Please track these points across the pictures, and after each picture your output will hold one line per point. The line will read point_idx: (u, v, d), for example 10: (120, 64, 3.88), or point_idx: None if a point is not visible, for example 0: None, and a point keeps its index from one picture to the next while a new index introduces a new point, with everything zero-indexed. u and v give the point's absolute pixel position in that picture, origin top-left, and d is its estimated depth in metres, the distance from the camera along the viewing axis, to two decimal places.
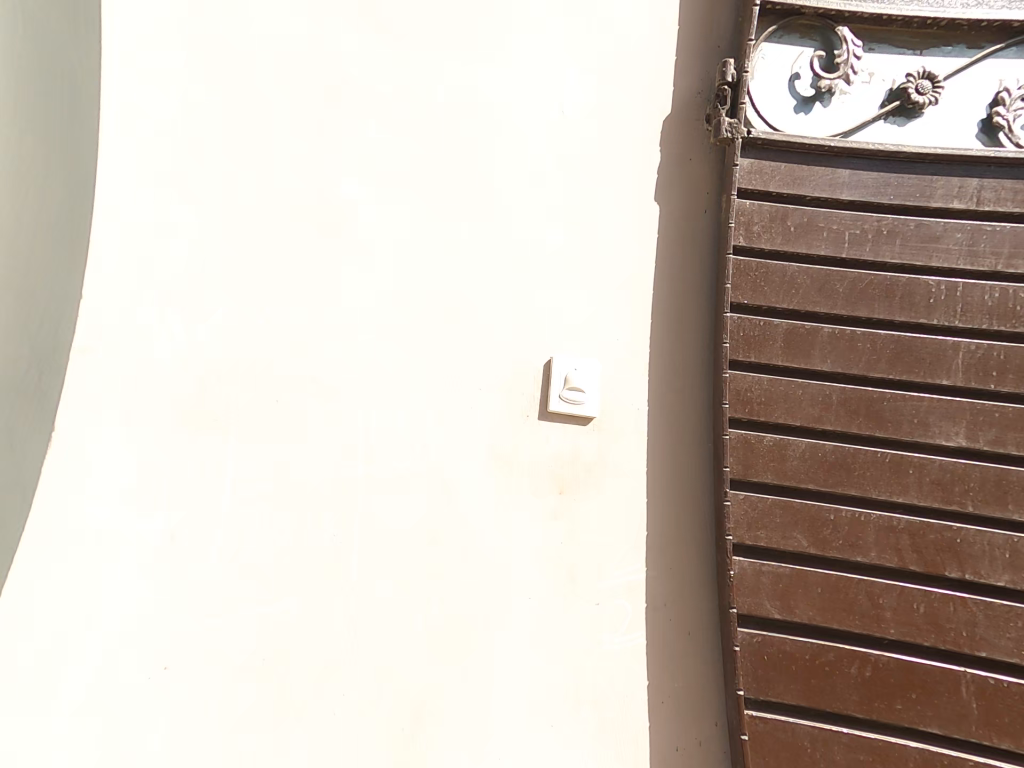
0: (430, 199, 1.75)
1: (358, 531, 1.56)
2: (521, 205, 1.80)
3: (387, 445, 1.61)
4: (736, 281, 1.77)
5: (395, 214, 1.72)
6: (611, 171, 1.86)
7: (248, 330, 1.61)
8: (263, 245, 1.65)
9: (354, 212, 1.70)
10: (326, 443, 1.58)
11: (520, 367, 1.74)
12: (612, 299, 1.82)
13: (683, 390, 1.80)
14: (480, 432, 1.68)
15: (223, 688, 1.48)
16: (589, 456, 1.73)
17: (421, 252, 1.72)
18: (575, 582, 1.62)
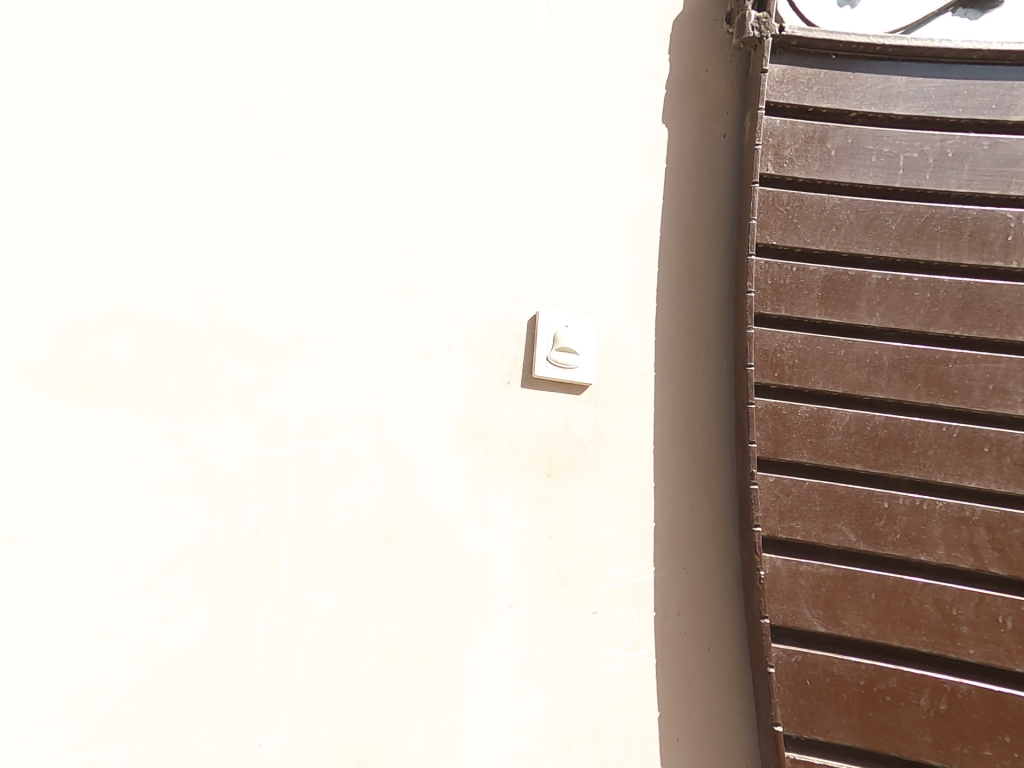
0: (386, 114, 1.40)
1: (290, 532, 1.22)
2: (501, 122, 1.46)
3: (329, 419, 1.28)
4: (762, 217, 1.46)
5: (341, 131, 1.37)
6: (611, 82, 1.51)
7: (132, 267, 1.22)
8: (159, 160, 1.27)
9: (288, 126, 1.34)
10: (245, 419, 1.23)
11: (499, 324, 1.42)
12: (611, 241, 1.50)
13: (696, 352, 1.51)
14: (450, 404, 1.38)
15: (86, 746, 1.08)
16: (585, 432, 1.44)
17: (376, 181, 1.38)
18: (567, 585, 1.32)
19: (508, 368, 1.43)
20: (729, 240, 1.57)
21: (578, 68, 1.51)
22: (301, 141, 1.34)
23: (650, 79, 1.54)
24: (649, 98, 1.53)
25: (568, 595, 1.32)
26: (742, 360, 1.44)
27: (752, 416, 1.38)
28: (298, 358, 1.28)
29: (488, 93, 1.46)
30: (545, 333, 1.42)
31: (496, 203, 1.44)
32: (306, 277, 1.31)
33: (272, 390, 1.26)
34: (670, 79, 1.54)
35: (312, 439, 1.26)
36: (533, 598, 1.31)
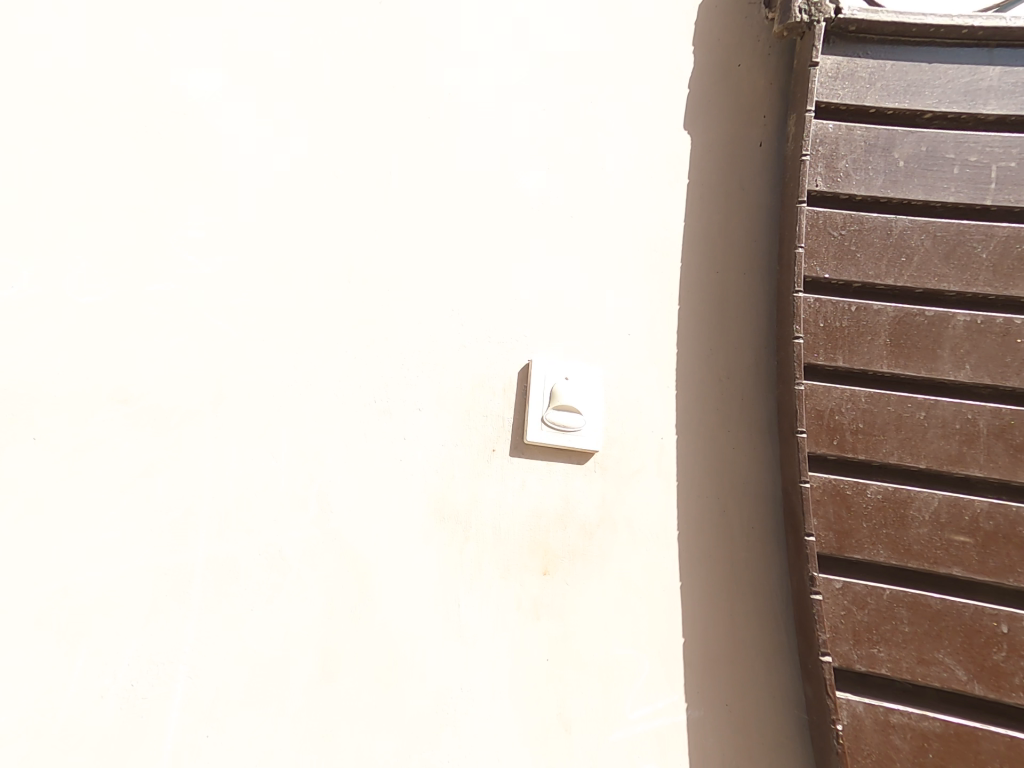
0: (355, 133, 1.20)
1: (184, 674, 0.94)
2: (487, 141, 1.25)
3: (253, 511, 1.02)
4: (810, 245, 1.22)
5: (291, 151, 1.17)
6: (617, 93, 1.31)
7: (22, 322, 1.02)
8: (74, 192, 1.08)
9: (228, 148, 1.15)
10: (140, 512, 0.98)
11: (480, 377, 1.20)
12: (616, 277, 1.29)
13: (727, 415, 1.27)
14: (417, 484, 1.11)
15: None
16: (592, 516, 1.18)
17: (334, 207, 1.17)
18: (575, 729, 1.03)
19: (493, 431, 1.19)
20: (767, 286, 1.33)
21: (571, 77, 1.30)
22: (242, 165, 1.15)
23: (659, 88, 1.32)
24: (659, 110, 1.32)
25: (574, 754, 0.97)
26: (786, 432, 1.17)
27: (808, 501, 1.09)
28: (214, 431, 1.04)
29: (464, 105, 1.25)
30: (536, 387, 1.21)
31: (478, 231, 1.23)
32: (235, 328, 1.09)
33: (180, 472, 1.01)
34: (688, 86, 1.32)
35: (225, 540, 1.00)
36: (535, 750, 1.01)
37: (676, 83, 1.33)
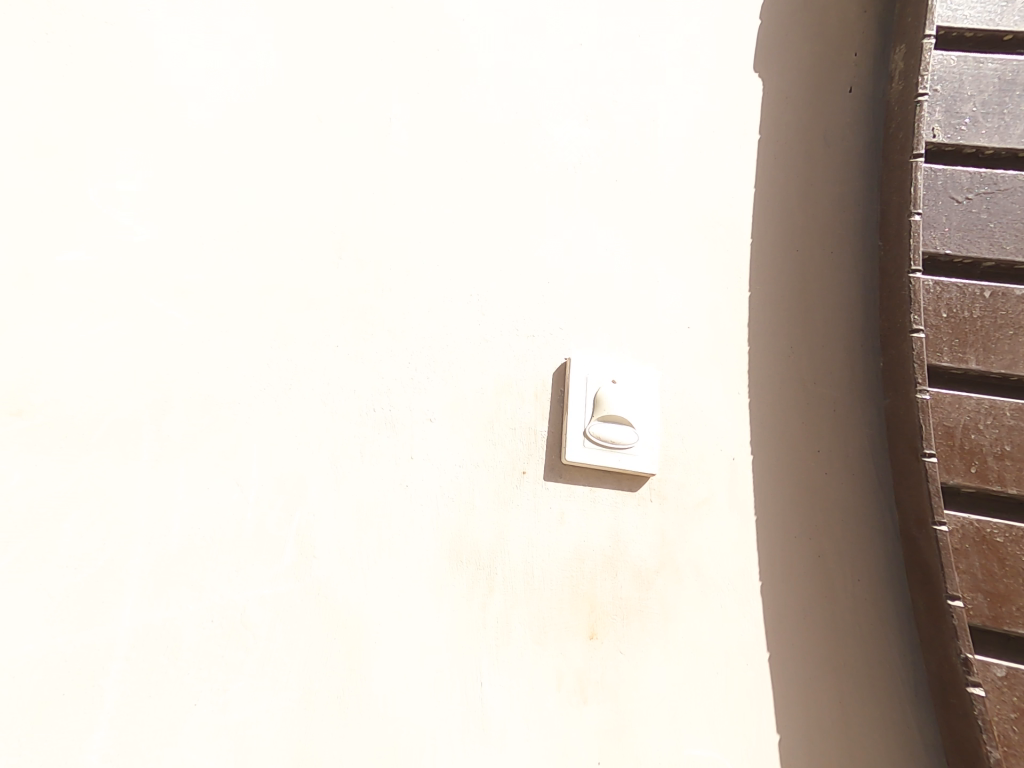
0: (357, 82, 0.99)
1: None
2: (517, 99, 1.05)
3: (205, 562, 0.77)
4: (929, 215, 0.98)
5: (271, 96, 0.95)
6: (668, 52, 1.13)
7: None
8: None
9: (192, 92, 0.92)
10: (42, 567, 0.74)
11: (505, 378, 0.98)
12: (669, 258, 1.08)
13: (818, 432, 1.02)
14: (427, 521, 0.87)
15: None
16: (651, 565, 0.92)
17: (328, 165, 0.95)
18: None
19: (523, 447, 0.96)
20: (870, 279, 1.10)
21: (615, 24, 1.12)
22: (208, 111, 0.92)
23: (713, 43, 1.15)
24: (714, 68, 1.14)
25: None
26: (906, 461, 0.92)
27: (948, 553, 0.85)
28: (151, 454, 0.79)
29: (486, 53, 1.05)
30: (576, 393, 0.99)
31: (505, 199, 1.02)
32: (188, 316, 0.85)
33: (103, 509, 0.76)
34: (755, 41, 1.15)
35: (162, 601, 0.75)
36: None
37: (733, 40, 1.15)
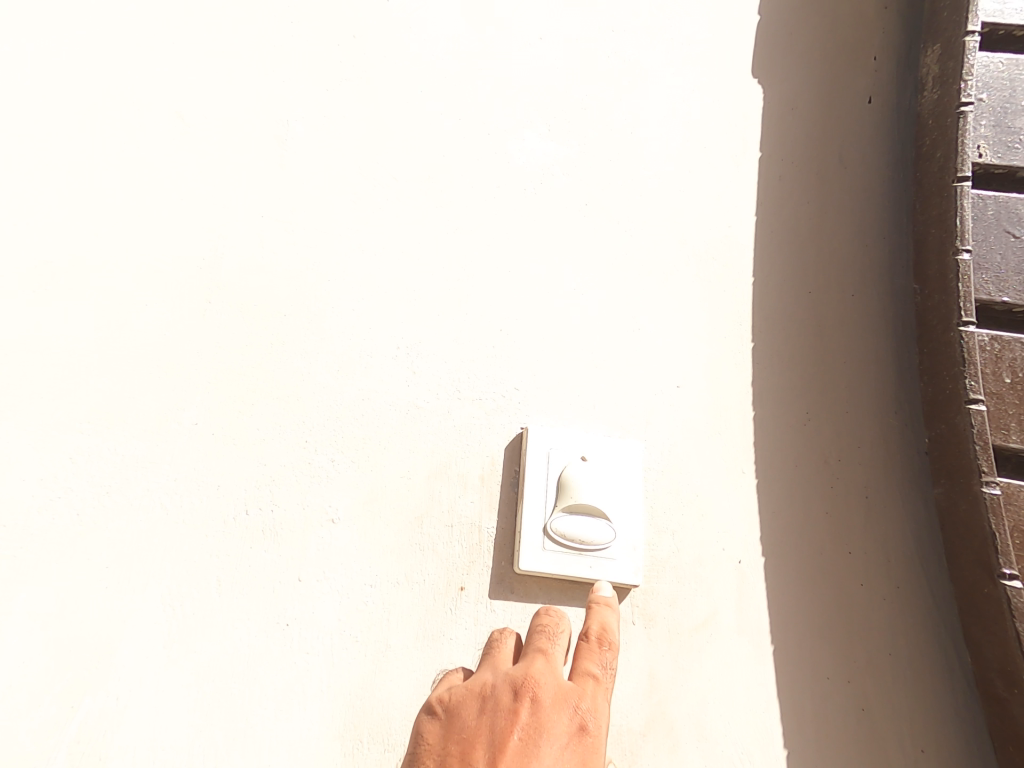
0: (256, 81, 0.78)
1: None
2: (463, 103, 0.84)
3: None
4: (979, 253, 0.78)
5: (146, 106, 0.76)
6: (648, 55, 0.94)
7: None
8: None
9: (45, 108, 0.74)
10: None
11: (442, 457, 0.73)
12: (654, 302, 0.87)
13: (848, 528, 0.79)
14: (314, 679, 0.61)
15: None
16: (637, 728, 0.69)
17: (213, 186, 0.74)
18: (614, 621, 0.63)
19: (463, 552, 0.70)
20: (906, 330, 0.89)
21: (584, 20, 0.92)
22: (63, 132, 0.74)
23: (703, 46, 0.96)
24: (704, 74, 0.95)
25: (602, 677, 0.61)
26: (975, 581, 0.69)
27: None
28: None
29: (424, 45, 0.85)
30: (535, 475, 0.74)
31: (446, 224, 0.80)
32: (4, 403, 0.64)
33: None
34: (752, 47, 0.97)
35: None
36: (547, 628, 0.62)
37: (727, 42, 0.97)
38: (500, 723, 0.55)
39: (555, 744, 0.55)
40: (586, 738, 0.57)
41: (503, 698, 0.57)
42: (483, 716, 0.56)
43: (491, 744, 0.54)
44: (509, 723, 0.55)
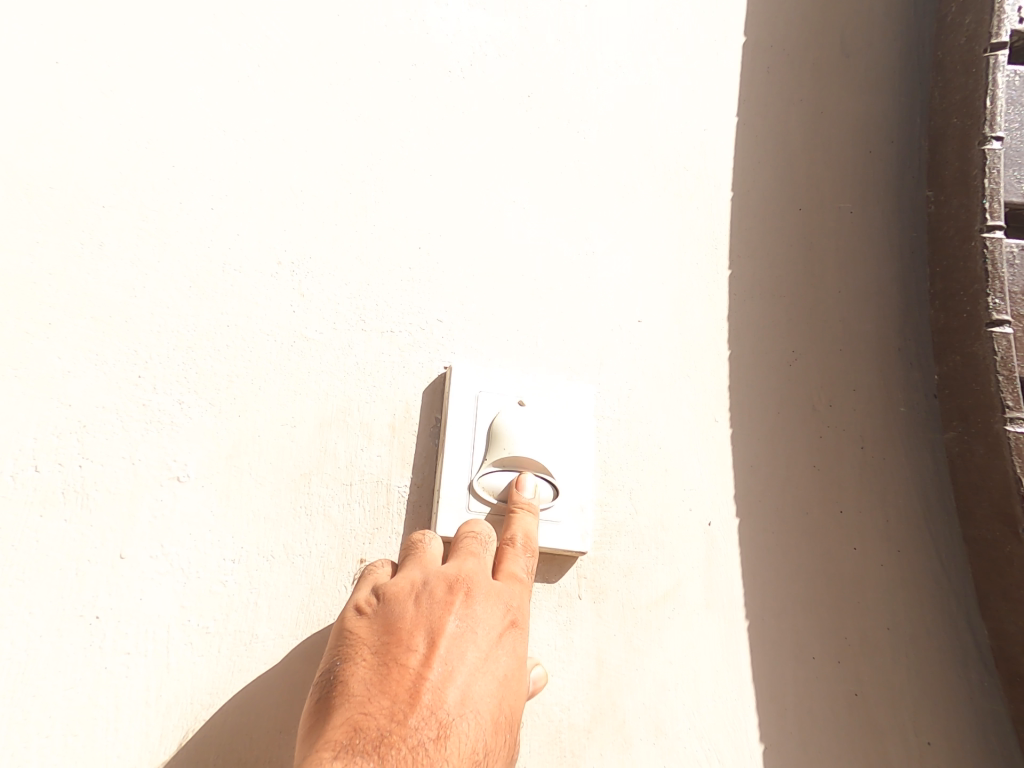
0: None
1: None
2: None
3: None
4: (1013, 143, 0.62)
5: None
6: None
7: None
8: None
9: None
10: None
11: (338, 402, 0.58)
12: (613, 217, 0.71)
13: (839, 482, 0.66)
14: (136, 687, 0.47)
15: None
16: (579, 724, 0.57)
17: (35, 57, 0.58)
18: (532, 526, 0.55)
19: (363, 518, 0.56)
20: (916, 252, 0.74)
21: None
22: None
23: None
24: None
25: (528, 581, 0.53)
26: (996, 541, 0.56)
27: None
28: None
29: None
30: (459, 421, 0.59)
31: (347, 114, 0.64)
32: None
33: None
34: None
35: None
36: (479, 535, 0.54)
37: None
38: (436, 613, 0.47)
39: (491, 632, 0.48)
40: (521, 630, 0.50)
41: (437, 590, 0.49)
42: (418, 608, 0.48)
43: (427, 632, 0.46)
44: (446, 611, 0.48)
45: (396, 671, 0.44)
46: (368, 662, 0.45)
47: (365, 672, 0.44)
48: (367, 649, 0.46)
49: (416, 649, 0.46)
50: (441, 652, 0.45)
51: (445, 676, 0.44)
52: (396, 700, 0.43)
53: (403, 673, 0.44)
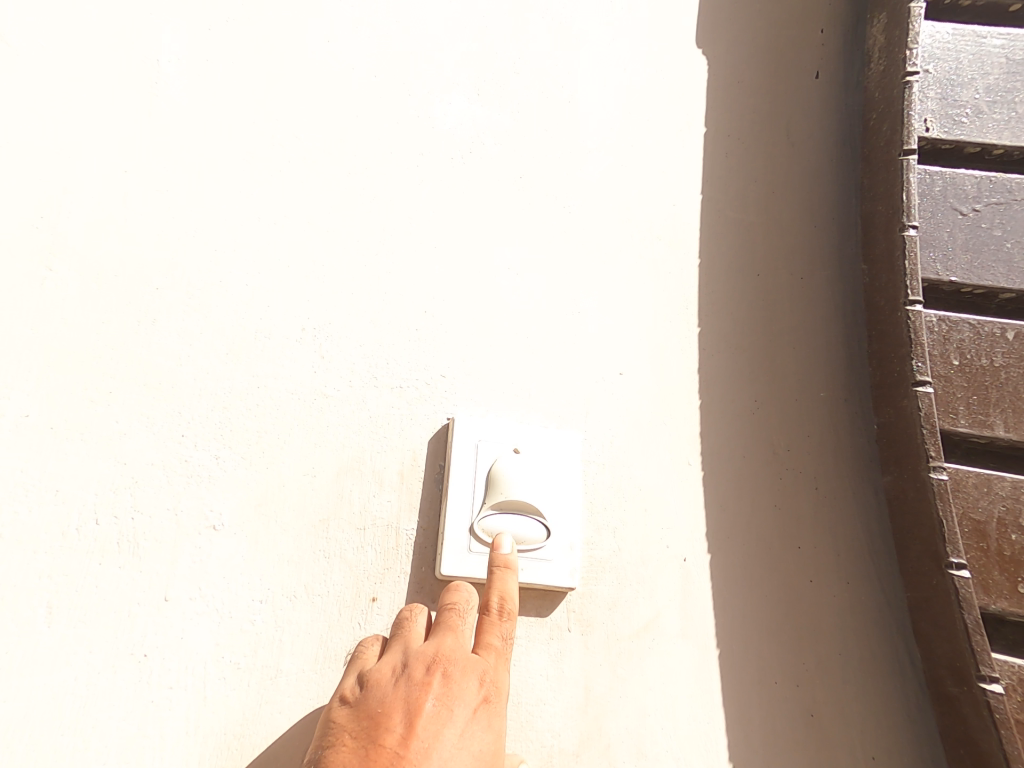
0: (157, 49, 0.72)
1: None
2: (385, 71, 0.79)
3: None
4: (927, 230, 0.74)
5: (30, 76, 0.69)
6: (586, 26, 0.89)
7: None
8: None
9: None
10: None
11: (353, 452, 0.65)
12: (597, 283, 0.81)
13: (797, 521, 0.74)
14: (178, 718, 0.53)
15: None
16: (569, 749, 0.63)
17: (105, 159, 0.68)
18: (513, 586, 0.61)
19: (375, 559, 0.62)
20: (857, 316, 0.85)
21: None
22: None
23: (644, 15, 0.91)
24: (648, 43, 0.90)
25: (504, 648, 0.59)
26: (925, 572, 0.65)
27: (1010, 729, 0.57)
28: None
29: (343, 13, 0.79)
30: (462, 469, 0.67)
31: (363, 197, 0.74)
32: None
33: None
34: (697, 17, 0.92)
35: None
36: (457, 606, 0.59)
37: (670, 9, 0.92)
38: (414, 695, 0.54)
39: (466, 708, 0.55)
40: (493, 702, 0.57)
41: (416, 672, 0.55)
42: (397, 691, 0.54)
43: (405, 714, 0.54)
44: (423, 693, 0.55)
45: (377, 751, 0.52)
46: (352, 744, 0.52)
47: (348, 756, 0.51)
48: (349, 734, 0.52)
49: (395, 729, 0.53)
50: (417, 732, 0.53)
51: (422, 752, 0.53)
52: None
53: (382, 753, 0.52)
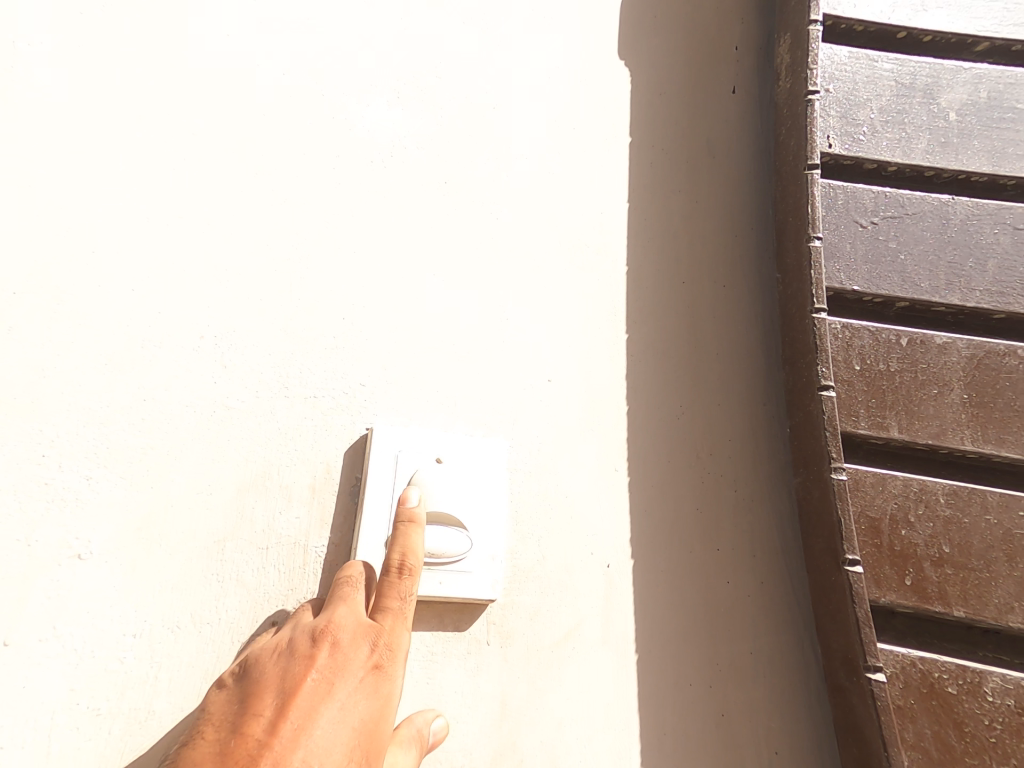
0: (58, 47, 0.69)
1: None
2: (301, 72, 0.76)
3: None
4: (831, 241, 0.78)
5: None
6: (515, 33, 0.89)
7: None
8: None
9: None
10: None
11: (257, 468, 0.62)
12: (524, 290, 0.81)
13: (714, 523, 0.76)
14: None
15: None
16: None
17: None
18: (417, 541, 0.59)
19: (278, 580, 0.59)
20: (774, 323, 0.88)
21: None
22: None
23: (572, 25, 0.92)
24: (576, 53, 0.91)
25: (402, 610, 0.57)
26: (824, 569, 0.68)
27: (889, 716, 0.60)
28: None
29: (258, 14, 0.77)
30: (379, 481, 0.64)
31: (275, 201, 0.71)
32: None
33: None
34: (623, 29, 0.94)
35: None
36: (357, 571, 0.58)
37: (592, 20, 0.93)
38: (292, 676, 0.53)
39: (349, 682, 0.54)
40: (382, 672, 0.55)
41: (300, 647, 0.54)
42: (276, 670, 0.53)
43: (279, 696, 0.52)
44: (304, 668, 0.53)
45: (242, 738, 0.49)
46: (212, 736, 0.50)
47: (209, 744, 0.49)
48: (217, 721, 0.51)
49: (265, 714, 0.51)
50: (290, 716, 0.51)
51: (290, 739, 0.50)
52: (238, 766, 0.48)
53: (247, 739, 0.49)
